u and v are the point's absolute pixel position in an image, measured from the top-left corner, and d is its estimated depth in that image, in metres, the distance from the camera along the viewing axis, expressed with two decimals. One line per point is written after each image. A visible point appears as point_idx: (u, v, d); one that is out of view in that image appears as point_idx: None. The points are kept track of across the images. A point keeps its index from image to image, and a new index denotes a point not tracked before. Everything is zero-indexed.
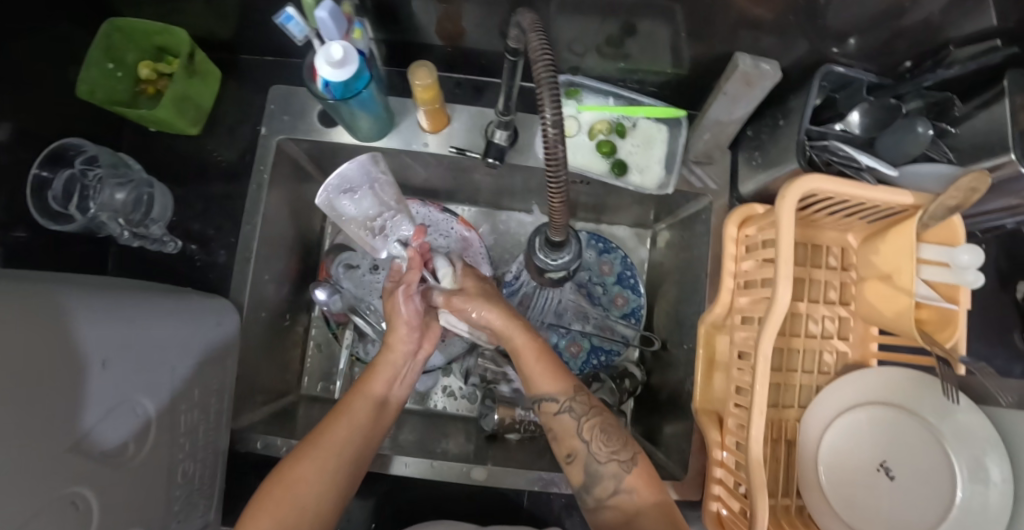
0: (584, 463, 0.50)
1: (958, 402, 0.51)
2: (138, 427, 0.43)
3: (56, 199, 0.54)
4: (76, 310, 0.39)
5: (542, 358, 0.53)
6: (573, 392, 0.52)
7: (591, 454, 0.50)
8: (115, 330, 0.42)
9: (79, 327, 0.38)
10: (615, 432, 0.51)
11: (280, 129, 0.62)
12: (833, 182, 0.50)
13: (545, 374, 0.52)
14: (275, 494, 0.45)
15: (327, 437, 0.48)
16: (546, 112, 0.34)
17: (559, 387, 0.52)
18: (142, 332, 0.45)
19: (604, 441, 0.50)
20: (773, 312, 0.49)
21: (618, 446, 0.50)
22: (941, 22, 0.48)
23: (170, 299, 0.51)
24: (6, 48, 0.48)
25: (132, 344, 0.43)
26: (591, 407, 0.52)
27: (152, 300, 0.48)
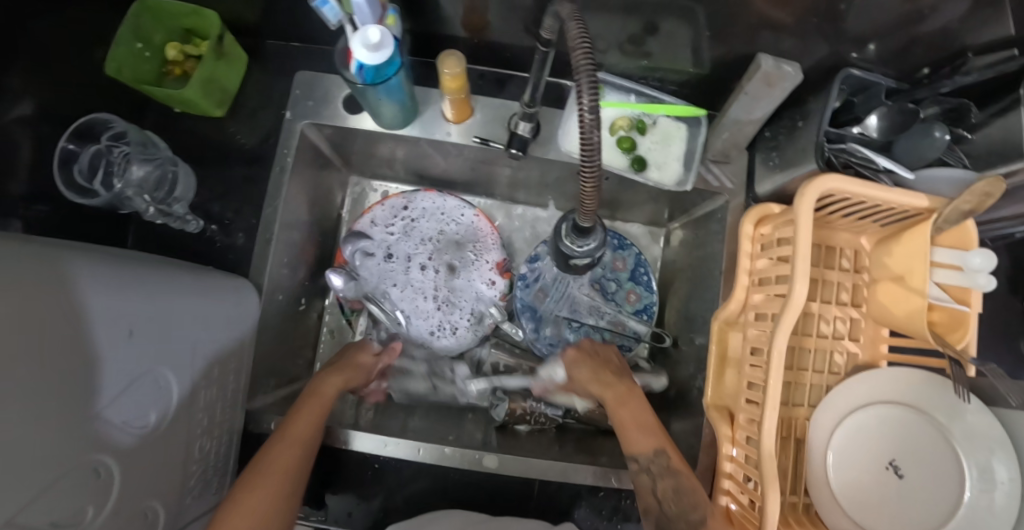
0: (658, 522, 0.50)
1: (968, 403, 0.52)
2: (160, 399, 0.44)
3: (82, 173, 0.55)
4: (103, 279, 0.39)
5: (636, 422, 0.54)
6: (655, 452, 0.52)
7: (665, 512, 0.50)
8: (140, 301, 0.42)
9: (105, 296, 0.38)
10: (688, 496, 0.49)
11: (303, 114, 0.62)
12: (850, 182, 0.51)
13: (635, 434, 0.54)
14: (248, 490, 0.45)
15: (293, 428, 0.51)
16: (584, 98, 0.35)
17: (643, 445, 0.52)
18: (165, 306, 0.45)
19: (677, 500, 0.49)
20: (789, 309, 0.50)
21: (689, 509, 0.49)
22: (962, 28, 0.49)
23: (191, 275, 0.51)
24: (37, 24, 0.49)
25: (156, 316, 0.43)
26: (672, 469, 0.51)
27: (175, 275, 0.49)
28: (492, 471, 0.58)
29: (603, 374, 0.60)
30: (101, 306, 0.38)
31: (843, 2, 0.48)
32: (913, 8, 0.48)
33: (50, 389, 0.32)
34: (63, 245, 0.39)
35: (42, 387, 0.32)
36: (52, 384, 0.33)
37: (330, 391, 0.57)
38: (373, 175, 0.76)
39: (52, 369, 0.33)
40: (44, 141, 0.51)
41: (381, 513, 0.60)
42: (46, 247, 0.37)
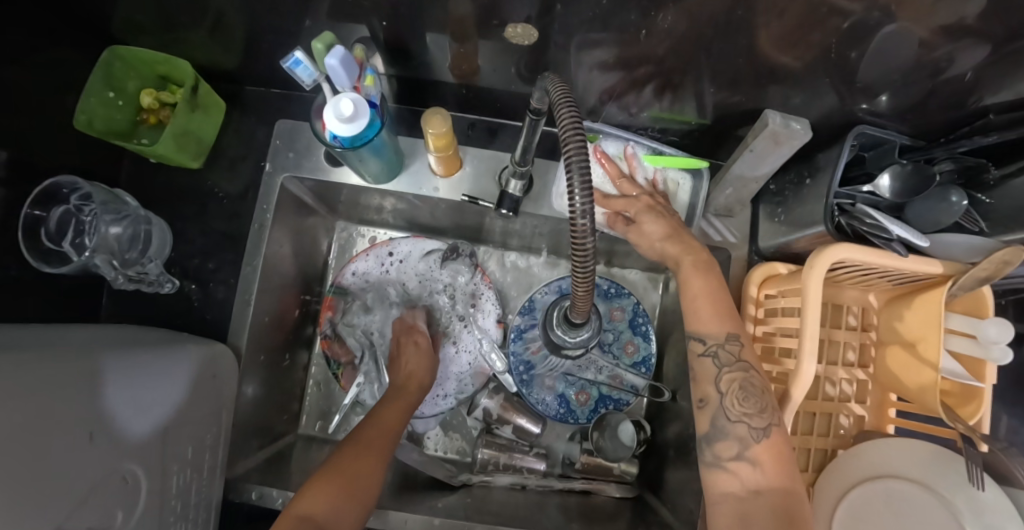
0: (713, 413, 0.47)
1: (983, 489, 0.49)
2: (128, 497, 0.41)
3: (50, 237, 0.51)
4: (42, 383, 0.36)
5: (714, 302, 0.49)
6: (728, 337, 0.48)
7: (724, 408, 0.47)
8: (87, 401, 0.39)
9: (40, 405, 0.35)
10: (755, 396, 0.46)
11: (284, 167, 0.59)
12: (863, 251, 0.48)
13: (711, 318, 0.49)
14: (333, 477, 0.46)
15: (372, 434, 0.52)
16: (575, 196, 0.32)
17: (718, 329, 0.49)
18: (118, 397, 0.42)
19: (742, 401, 0.46)
20: (796, 384, 0.48)
21: (754, 411, 0.46)
22: (981, 84, 0.46)
23: (154, 351, 0.48)
24: (4, 72, 0.46)
25: (109, 411, 0.41)
26: (742, 359, 0.48)
27: (133, 359, 0.46)
28: None
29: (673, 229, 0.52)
30: (41, 416, 0.35)
31: (855, 52, 0.45)
32: (929, 55, 0.44)
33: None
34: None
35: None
36: (2, 509, 0.30)
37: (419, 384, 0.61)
38: (360, 221, 0.73)
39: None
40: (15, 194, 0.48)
41: None
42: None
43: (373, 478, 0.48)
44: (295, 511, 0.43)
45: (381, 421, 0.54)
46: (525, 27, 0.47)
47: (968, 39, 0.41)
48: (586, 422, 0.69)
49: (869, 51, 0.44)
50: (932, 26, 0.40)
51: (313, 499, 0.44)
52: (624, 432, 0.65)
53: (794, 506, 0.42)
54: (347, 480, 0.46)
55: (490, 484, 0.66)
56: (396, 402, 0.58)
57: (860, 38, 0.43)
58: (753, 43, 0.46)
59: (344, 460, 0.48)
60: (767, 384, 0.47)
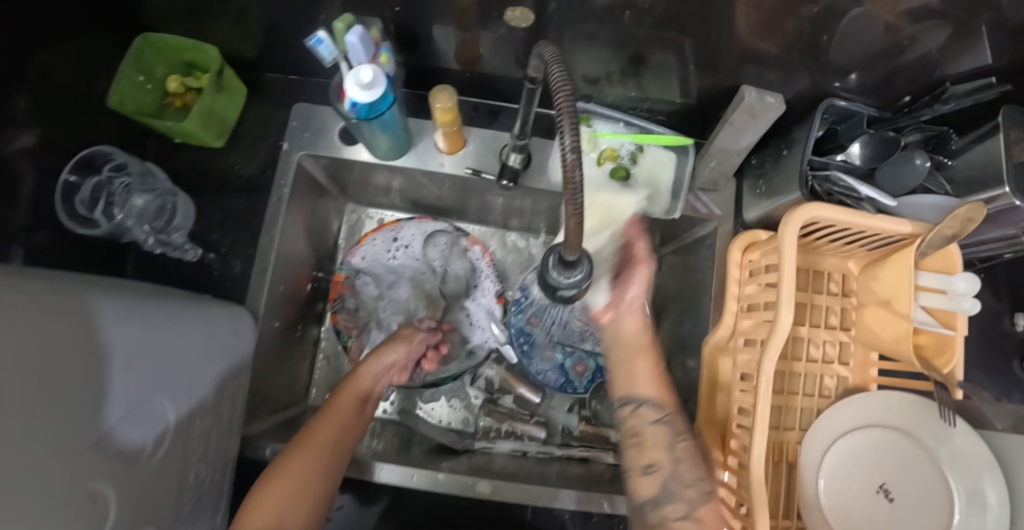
0: (663, 478, 0.50)
1: (954, 426, 0.52)
2: (155, 429, 0.44)
3: (83, 204, 0.56)
4: (95, 307, 0.40)
5: (654, 366, 0.54)
6: (673, 408, 0.52)
7: (676, 473, 0.50)
8: (136, 330, 0.43)
9: (93, 325, 0.38)
10: (700, 461, 0.51)
11: (301, 146, 0.64)
12: (833, 210, 0.52)
13: (656, 386, 0.53)
14: (275, 482, 0.47)
15: (312, 436, 0.52)
16: (567, 140, 0.37)
17: (666, 397, 0.52)
18: (159, 333, 0.46)
19: (692, 463, 0.51)
20: (774, 335, 0.51)
21: (703, 476, 0.50)
22: (940, 61, 0.51)
23: (185, 304, 0.52)
24: (45, 57, 0.51)
25: (155, 342, 0.45)
26: (684, 429, 0.52)
27: (167, 305, 0.49)
28: (485, 498, 0.59)
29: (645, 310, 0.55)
30: (94, 335, 0.38)
31: (823, 35, 0.50)
32: (894, 36, 0.49)
33: (43, 421, 0.33)
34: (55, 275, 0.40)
35: (36, 419, 0.32)
36: (50, 416, 0.33)
37: (367, 383, 0.60)
38: (369, 203, 0.77)
39: (49, 404, 0.33)
40: (48, 173, 0.52)
41: None
42: (31, 279, 0.36)
43: (315, 485, 0.48)
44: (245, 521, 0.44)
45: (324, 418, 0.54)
46: (524, 10, 0.51)
47: (930, 22, 0.46)
48: (584, 393, 0.72)
49: (835, 33, 0.49)
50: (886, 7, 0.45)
51: (257, 508, 0.45)
52: (619, 403, 0.70)
53: None
54: (291, 486, 0.47)
55: (491, 450, 0.68)
56: (340, 401, 0.56)
57: (828, 23, 0.48)
58: (729, 26, 0.50)
59: (286, 464, 0.49)
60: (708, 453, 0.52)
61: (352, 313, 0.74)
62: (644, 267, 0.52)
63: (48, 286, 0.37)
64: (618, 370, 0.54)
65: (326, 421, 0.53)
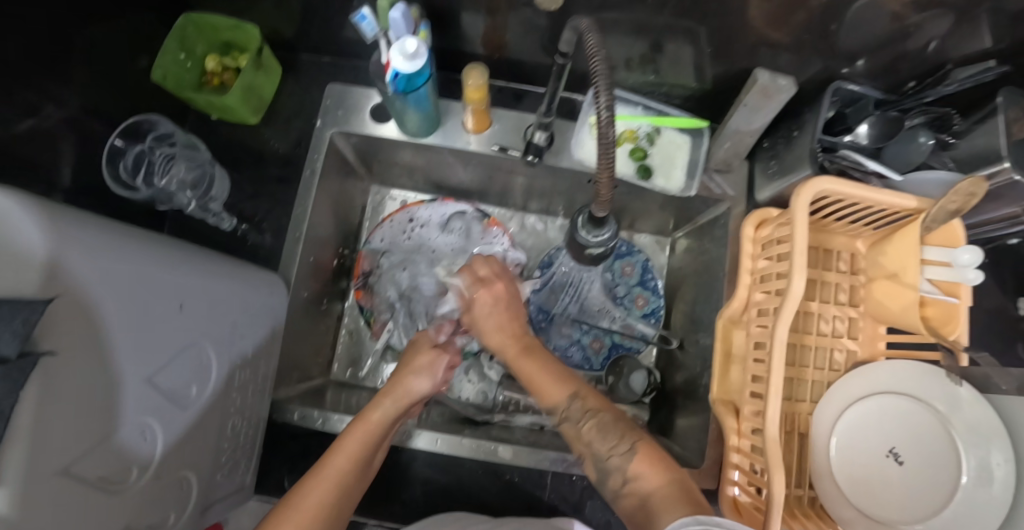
0: (596, 461, 0.51)
1: (960, 386, 0.55)
2: (201, 372, 0.46)
3: (127, 169, 0.59)
4: (155, 251, 0.42)
5: (542, 367, 0.55)
6: (568, 398, 0.53)
7: (596, 452, 0.51)
8: (191, 277, 0.45)
9: (152, 266, 0.41)
10: (613, 428, 0.51)
11: (333, 123, 0.67)
12: (843, 184, 0.54)
13: (544, 383, 0.54)
14: None
15: (302, 502, 0.44)
16: (601, 99, 0.40)
17: (563, 389, 0.53)
18: (210, 283, 0.48)
19: (601, 439, 0.51)
20: (788, 301, 0.53)
21: (616, 443, 0.50)
22: (944, 47, 0.54)
23: (233, 263, 0.55)
24: (92, 33, 0.54)
25: (205, 291, 0.47)
26: (591, 409, 0.52)
27: (218, 261, 0.52)
28: (507, 463, 0.62)
29: (512, 330, 0.59)
30: (153, 275, 0.41)
31: (832, 23, 0.53)
32: (899, 24, 0.52)
33: (101, 347, 0.35)
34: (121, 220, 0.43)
35: (96, 346, 0.35)
36: (105, 345, 0.35)
37: (380, 419, 0.52)
38: (393, 184, 0.80)
39: (104, 333, 0.35)
40: (90, 143, 0.55)
41: (397, 504, 0.63)
42: (102, 218, 0.39)
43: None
44: None
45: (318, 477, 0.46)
46: None
47: (933, 11, 0.49)
48: (600, 369, 0.76)
49: (843, 21, 0.53)
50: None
51: None
52: (636, 380, 0.71)
53: (690, 489, 0.45)
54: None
55: (511, 424, 0.70)
56: (347, 443, 0.49)
57: (837, 12, 0.51)
58: (743, 14, 0.54)
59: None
60: (620, 418, 0.52)
61: (375, 289, 0.76)
62: (490, 285, 0.62)
63: (112, 227, 0.40)
64: (530, 383, 0.56)
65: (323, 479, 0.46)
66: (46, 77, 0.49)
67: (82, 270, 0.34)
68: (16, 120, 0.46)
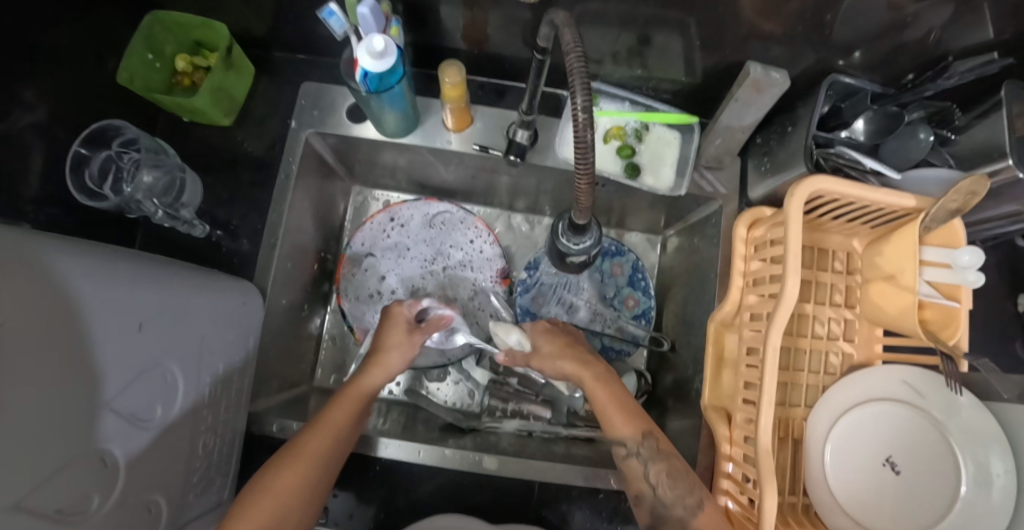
0: (651, 506, 0.52)
1: (960, 396, 0.53)
2: (167, 393, 0.45)
3: (93, 177, 0.57)
4: (110, 267, 0.40)
5: (616, 403, 0.54)
6: (643, 436, 0.51)
7: (658, 497, 0.51)
8: (149, 293, 0.43)
9: (105, 284, 0.39)
10: (682, 478, 0.50)
11: (309, 124, 0.64)
12: (840, 184, 0.52)
13: (618, 415, 0.52)
14: (257, 503, 0.44)
15: (304, 448, 0.48)
16: (577, 100, 0.38)
17: (633, 429, 0.51)
18: (173, 299, 0.46)
19: (670, 484, 0.51)
20: (781, 306, 0.51)
21: (685, 492, 0.50)
22: (942, 38, 0.51)
23: (201, 275, 0.53)
24: (54, 33, 0.51)
25: (166, 307, 0.45)
26: (660, 451, 0.52)
27: (183, 274, 0.50)
28: (492, 473, 0.59)
29: (579, 356, 0.59)
30: (110, 295, 0.39)
31: (827, 12, 0.50)
32: (896, 14, 0.49)
33: (49, 375, 0.33)
34: (68, 238, 0.40)
35: (44, 374, 0.32)
36: (55, 372, 0.33)
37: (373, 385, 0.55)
38: (376, 184, 0.78)
39: (54, 358, 0.33)
40: (57, 149, 0.53)
41: (379, 517, 0.61)
42: (42, 236, 0.37)
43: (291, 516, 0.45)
44: None
45: (317, 429, 0.50)
46: None
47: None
48: None
49: (838, 11, 0.50)
50: None
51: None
52: (627, 383, 0.71)
53: None
54: (280, 494, 0.45)
55: (497, 430, 0.68)
56: (345, 402, 0.53)
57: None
58: (734, 2, 0.51)
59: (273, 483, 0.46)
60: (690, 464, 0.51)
61: (355, 294, 0.73)
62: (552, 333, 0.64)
63: (61, 244, 0.38)
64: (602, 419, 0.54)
65: (319, 430, 0.50)
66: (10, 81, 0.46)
67: (18, 294, 0.31)
68: None
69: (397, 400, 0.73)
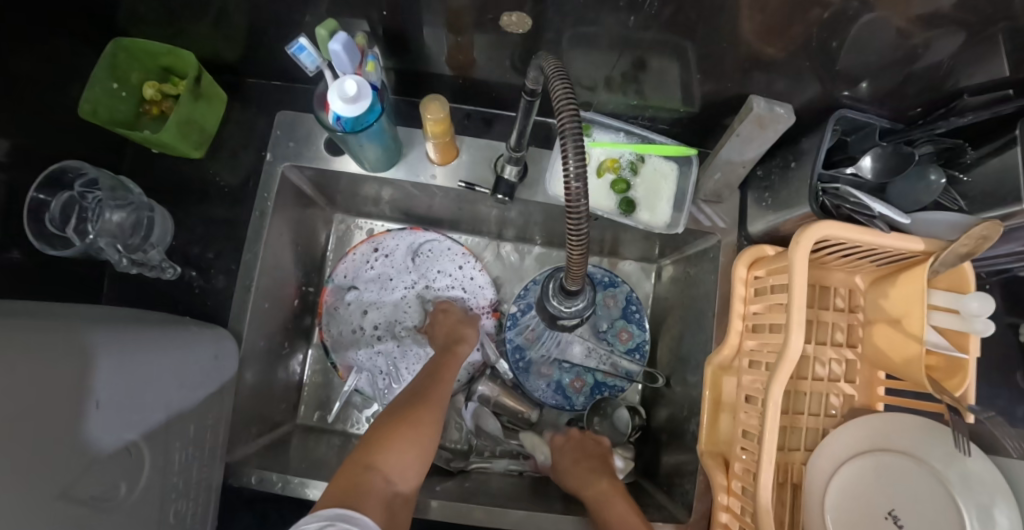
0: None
1: (969, 454, 0.50)
2: (129, 467, 0.42)
3: (53, 221, 0.53)
4: (60, 342, 0.37)
5: (626, 507, 0.54)
6: None
7: None
8: (107, 365, 0.40)
9: (53, 366, 0.36)
10: None
11: (285, 156, 0.61)
12: (847, 229, 0.49)
13: (624, 515, 0.53)
14: (405, 426, 0.51)
15: (433, 392, 0.57)
16: (570, 160, 0.34)
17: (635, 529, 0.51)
18: (133, 366, 0.43)
19: None
20: (784, 359, 0.49)
21: None
22: (955, 66, 0.47)
23: (165, 330, 0.50)
24: (8, 66, 0.46)
25: (127, 377, 0.42)
26: None
27: (145, 332, 0.47)
28: (481, 524, 0.57)
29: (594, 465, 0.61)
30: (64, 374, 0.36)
31: (834, 42, 0.47)
32: (905, 40, 0.45)
33: (5, 472, 0.30)
34: (8, 315, 0.37)
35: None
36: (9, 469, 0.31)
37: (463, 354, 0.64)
38: (358, 213, 0.74)
39: (7, 455, 0.31)
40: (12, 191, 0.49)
41: None
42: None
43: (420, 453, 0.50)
44: (366, 459, 0.48)
45: (439, 381, 0.59)
46: (520, 15, 0.48)
47: (943, 28, 0.43)
48: (583, 408, 0.71)
49: (846, 39, 0.46)
50: (911, 16, 0.42)
51: (387, 449, 0.49)
52: (620, 419, 0.70)
53: None
54: (424, 422, 0.53)
55: (489, 470, 0.67)
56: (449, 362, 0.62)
57: (841, 31, 0.45)
58: (737, 32, 0.47)
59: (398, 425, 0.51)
60: None
61: (339, 329, 0.70)
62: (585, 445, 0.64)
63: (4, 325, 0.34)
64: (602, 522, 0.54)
65: (442, 383, 0.59)
66: None
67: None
68: None
69: None
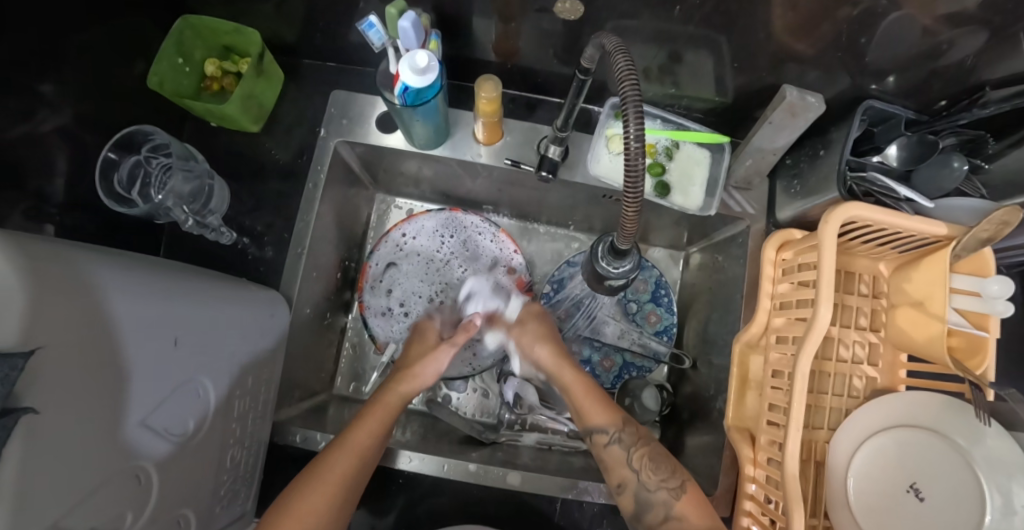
0: (633, 492, 0.52)
1: (988, 426, 0.52)
2: (198, 406, 0.44)
3: (121, 182, 0.57)
4: (153, 279, 0.40)
5: (590, 393, 0.58)
6: (623, 423, 0.55)
7: (642, 482, 0.52)
8: (187, 308, 0.43)
9: (148, 300, 0.38)
10: (663, 462, 0.53)
11: (338, 133, 0.64)
12: (873, 211, 0.52)
13: (597, 409, 0.56)
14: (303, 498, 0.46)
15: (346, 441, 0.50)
16: (630, 127, 0.37)
17: (610, 417, 0.55)
18: (206, 312, 0.45)
19: (653, 470, 0.52)
20: (812, 332, 0.50)
21: (667, 475, 0.52)
22: (978, 63, 0.51)
23: (231, 284, 0.52)
24: (81, 38, 0.50)
25: (201, 321, 0.44)
26: (639, 438, 0.55)
27: (216, 283, 0.49)
28: (516, 489, 0.60)
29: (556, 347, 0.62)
30: (151, 310, 0.38)
31: (863, 37, 0.50)
32: (932, 39, 0.49)
33: (91, 395, 0.33)
34: (108, 250, 0.40)
35: (85, 391, 0.32)
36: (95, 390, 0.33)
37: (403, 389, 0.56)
38: (398, 193, 0.78)
39: (98, 377, 0.33)
40: (83, 155, 0.53)
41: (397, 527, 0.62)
42: (89, 252, 0.36)
43: (362, 463, 0.50)
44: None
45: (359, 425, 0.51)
46: (574, 1, 0.50)
47: (969, 25, 0.46)
48: (611, 387, 0.75)
49: (874, 35, 0.49)
50: (936, 13, 0.45)
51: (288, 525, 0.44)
52: (648, 398, 0.69)
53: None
54: (322, 487, 0.47)
55: (518, 443, 0.69)
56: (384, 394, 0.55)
57: (869, 26, 0.48)
58: (770, 26, 0.50)
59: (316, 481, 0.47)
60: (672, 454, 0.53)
61: (376, 303, 0.73)
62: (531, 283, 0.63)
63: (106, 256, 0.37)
64: (575, 406, 0.58)
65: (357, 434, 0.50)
66: (37, 85, 0.46)
67: (69, 314, 0.31)
68: (10, 125, 0.43)
69: (416, 411, 0.73)
